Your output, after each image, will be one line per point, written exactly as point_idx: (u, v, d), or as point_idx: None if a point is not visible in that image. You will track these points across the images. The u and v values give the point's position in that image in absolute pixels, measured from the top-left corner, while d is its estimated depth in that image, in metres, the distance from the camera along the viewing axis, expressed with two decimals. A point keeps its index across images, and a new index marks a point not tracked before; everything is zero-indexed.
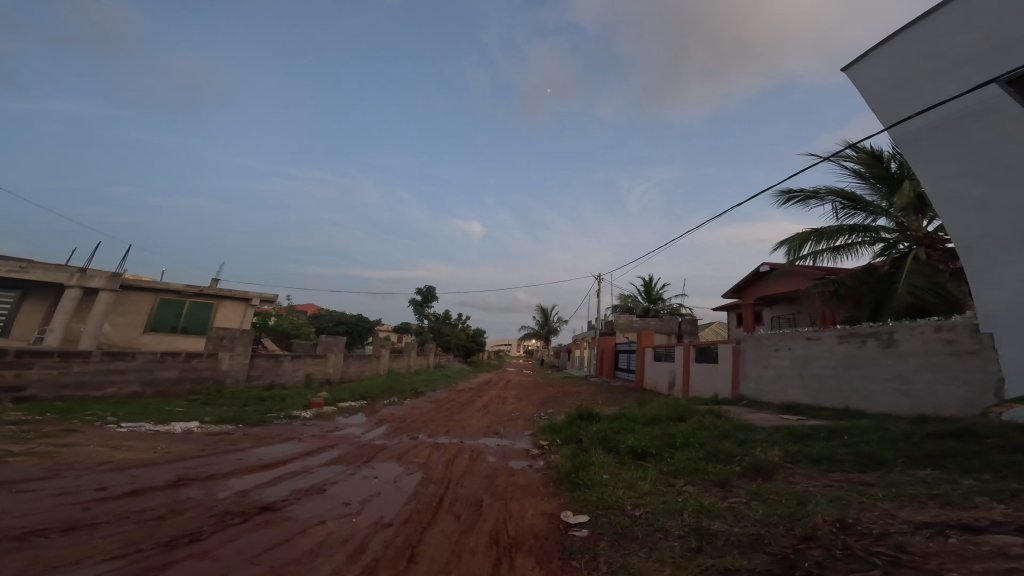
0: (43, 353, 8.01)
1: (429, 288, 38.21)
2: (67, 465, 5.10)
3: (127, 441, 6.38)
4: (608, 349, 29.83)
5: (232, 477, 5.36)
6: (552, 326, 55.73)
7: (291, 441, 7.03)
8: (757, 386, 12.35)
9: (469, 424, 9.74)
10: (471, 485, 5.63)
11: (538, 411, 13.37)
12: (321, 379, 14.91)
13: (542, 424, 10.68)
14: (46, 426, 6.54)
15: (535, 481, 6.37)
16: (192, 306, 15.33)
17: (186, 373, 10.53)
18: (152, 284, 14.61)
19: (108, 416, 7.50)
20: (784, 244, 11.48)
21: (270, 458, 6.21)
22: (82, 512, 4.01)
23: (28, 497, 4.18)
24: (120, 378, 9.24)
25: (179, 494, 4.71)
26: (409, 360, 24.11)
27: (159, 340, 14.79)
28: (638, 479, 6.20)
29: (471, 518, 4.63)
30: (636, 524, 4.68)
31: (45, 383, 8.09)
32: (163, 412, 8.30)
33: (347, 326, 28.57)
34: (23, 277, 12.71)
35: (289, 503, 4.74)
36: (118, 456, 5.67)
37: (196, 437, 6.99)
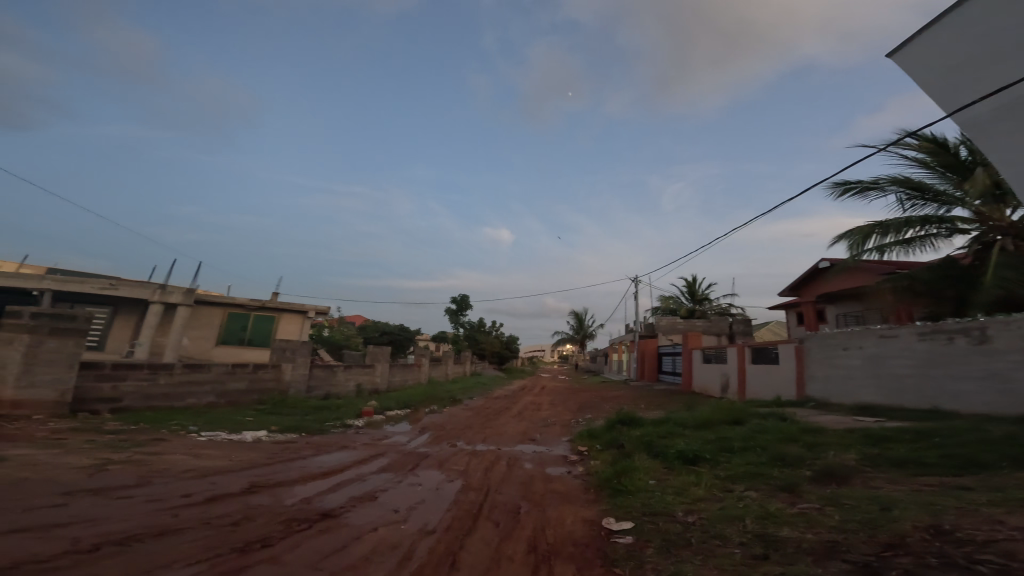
0: (136, 367, 8.95)
1: (463, 296, 38.81)
2: (157, 473, 5.70)
3: (206, 450, 7.02)
4: (650, 352, 29.07)
5: (296, 485, 5.76)
6: (589, 330, 54.89)
7: (346, 449, 7.45)
8: (824, 387, 11.63)
9: (504, 431, 9.84)
10: (509, 491, 5.70)
11: (573, 417, 13.22)
12: (370, 389, 15.59)
13: (579, 431, 10.53)
14: (138, 436, 7.30)
15: (572, 489, 6.34)
16: (256, 319, 16.54)
17: (253, 384, 11.38)
18: (222, 299, 15.93)
19: (189, 426, 8.27)
20: (844, 241, 10.77)
21: (329, 465, 6.57)
22: (171, 517, 4.49)
23: (128, 504, 4.72)
24: (197, 389, 10.15)
25: (251, 501, 5.14)
26: (447, 369, 24.58)
27: (228, 352, 16.05)
28: (689, 484, 6.03)
29: (509, 524, 4.70)
30: (689, 531, 4.56)
31: (136, 394, 8.99)
32: (234, 422, 9.02)
33: (390, 336, 29.55)
34: (113, 294, 14.26)
35: (346, 511, 5.05)
36: (199, 463, 6.25)
37: (263, 445, 7.54)
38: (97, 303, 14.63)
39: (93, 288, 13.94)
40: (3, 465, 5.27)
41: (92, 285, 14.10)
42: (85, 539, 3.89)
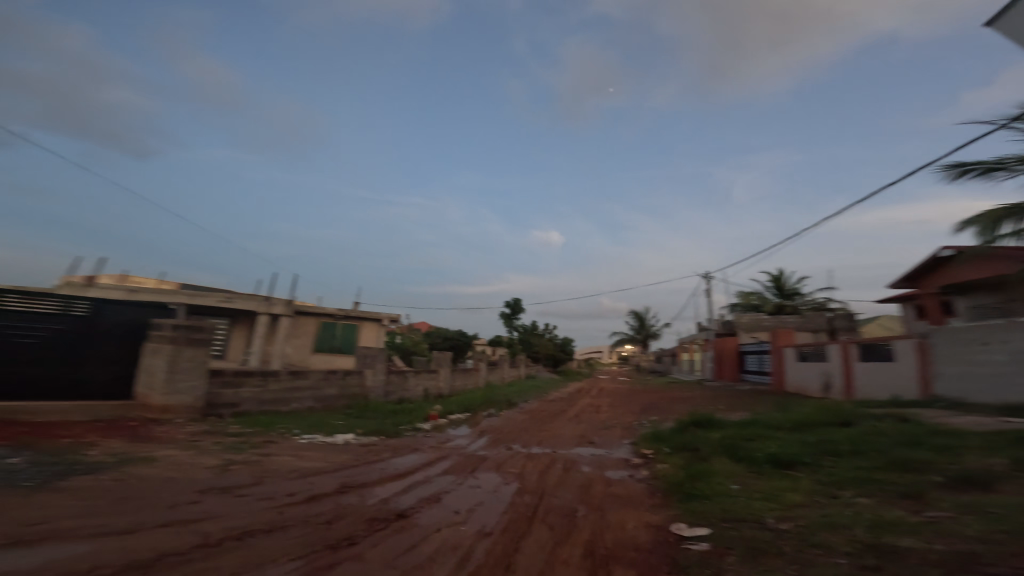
0: (251, 375, 10.08)
1: (517, 301, 39.00)
2: (267, 473, 6.51)
3: (308, 451, 7.82)
4: (726, 351, 27.23)
5: (377, 486, 6.12)
6: (654, 329, 52.73)
7: (415, 452, 7.89)
8: (958, 386, 10.90)
9: (561, 433, 9.83)
10: (564, 494, 5.67)
11: (636, 418, 12.86)
12: (436, 394, 16.41)
13: (642, 433, 10.17)
14: (254, 437, 8.31)
15: (635, 492, 6.13)
16: (343, 328, 18.26)
17: (343, 389, 12.44)
18: (313, 310, 17.67)
19: (291, 429, 9.24)
20: (969, 225, 9.13)
21: (404, 467, 6.79)
22: (277, 516, 5.19)
23: (248, 502, 5.46)
24: (298, 394, 11.25)
25: (341, 500, 5.66)
26: (503, 372, 25.09)
27: (323, 359, 17.86)
28: (784, 490, 5.58)
29: (564, 528, 4.68)
30: (782, 539, 4.21)
31: (252, 399, 10.12)
32: (327, 425, 9.95)
33: (452, 341, 30.56)
34: (229, 307, 16.38)
35: (417, 511, 5.31)
36: (300, 465, 6.98)
37: (349, 447, 8.24)
38: (219, 314, 16.68)
39: (214, 302, 16.02)
40: (157, 465, 6.30)
41: (213, 299, 16.22)
42: (210, 533, 4.61)
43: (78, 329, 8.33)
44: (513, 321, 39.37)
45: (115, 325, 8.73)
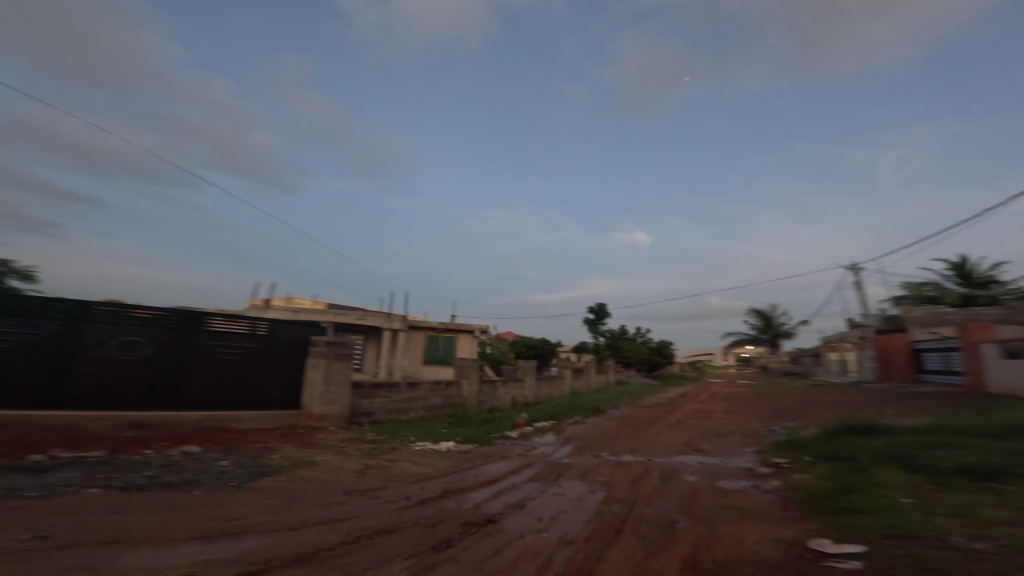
0: (383, 387, 10.50)
1: (601, 306, 37.29)
2: (395, 477, 6.91)
3: (423, 458, 8.12)
4: (896, 348, 22.82)
5: (471, 491, 6.16)
6: (780, 328, 45.96)
7: (504, 459, 7.86)
8: None
9: (661, 440, 8.92)
10: (662, 504, 5.01)
11: (763, 424, 11.07)
12: (522, 402, 16.41)
13: (770, 441, 8.64)
14: (382, 443, 8.75)
15: (755, 503, 5.15)
16: (445, 340, 19.64)
17: (446, 400, 12.62)
18: (422, 324, 19.28)
19: (408, 436, 9.54)
20: None
21: (491, 474, 6.90)
22: (398, 517, 5.49)
23: (377, 503, 5.93)
24: (414, 405, 11.49)
25: (445, 504, 5.78)
26: (589, 379, 24.05)
27: (431, 370, 19.33)
28: (975, 505, 4.22)
29: (660, 538, 4.12)
30: (977, 565, 3.13)
31: (383, 409, 10.52)
32: (433, 430, 10.34)
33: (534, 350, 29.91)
34: (361, 324, 18.45)
35: (503, 516, 5.16)
36: (418, 470, 7.25)
37: (451, 454, 8.50)
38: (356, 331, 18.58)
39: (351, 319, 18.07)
40: (317, 468, 7.07)
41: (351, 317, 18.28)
42: (345, 531, 5.10)
43: (262, 346, 9.17)
44: (597, 326, 37.48)
45: (287, 342, 9.51)
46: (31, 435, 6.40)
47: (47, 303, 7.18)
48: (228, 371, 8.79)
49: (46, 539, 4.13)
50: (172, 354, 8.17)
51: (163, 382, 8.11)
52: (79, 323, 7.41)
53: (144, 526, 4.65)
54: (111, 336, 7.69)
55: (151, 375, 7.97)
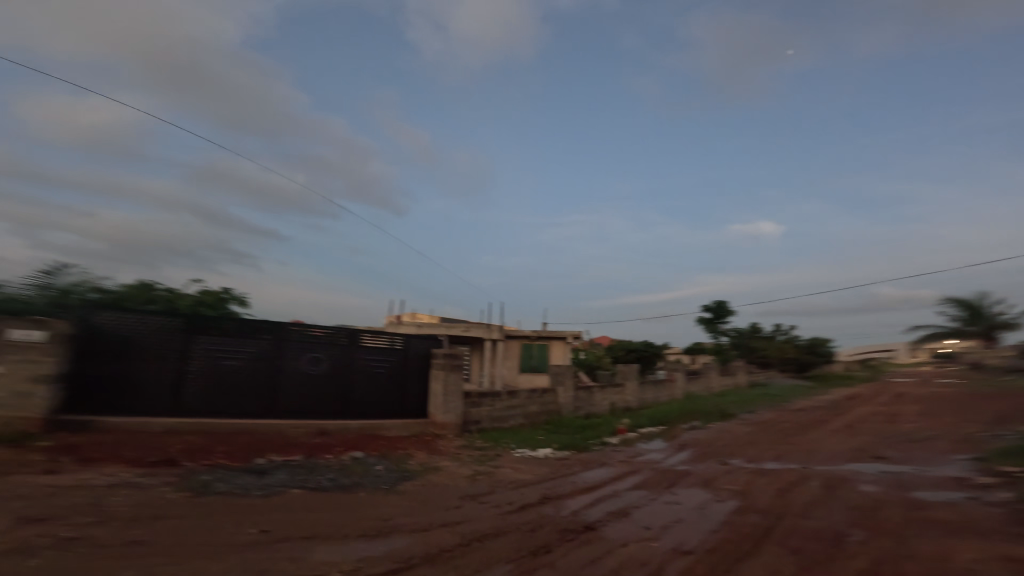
0: (487, 395, 10.59)
1: (723, 304, 32.76)
2: (500, 482, 6.74)
3: (523, 464, 7.88)
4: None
5: (568, 497, 5.72)
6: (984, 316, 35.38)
7: (603, 466, 7.18)
8: None
9: (826, 447, 7.08)
10: (827, 516, 3.86)
11: (972, 429, 8.21)
12: (623, 408, 15.07)
13: (988, 448, 6.27)
14: (487, 451, 8.70)
15: (975, 519, 3.67)
16: (538, 346, 19.72)
17: (543, 407, 12.17)
18: (518, 333, 19.69)
19: (509, 443, 9.39)
20: None
21: (590, 481, 6.32)
22: (502, 520, 5.29)
23: (485, 507, 5.79)
24: (514, 412, 11.31)
25: (542, 510, 5.40)
26: (709, 381, 21.61)
27: (528, 378, 19.55)
28: None
29: (820, 555, 3.14)
30: None
31: (487, 417, 10.60)
32: (529, 437, 10.02)
33: (637, 354, 27.71)
34: (465, 334, 19.41)
35: (604, 524, 4.61)
36: (519, 476, 7.02)
37: (548, 461, 8.10)
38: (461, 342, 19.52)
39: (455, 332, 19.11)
40: (442, 474, 7.23)
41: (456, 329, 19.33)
42: (459, 534, 5.05)
43: (397, 360, 9.91)
44: (721, 325, 33.46)
45: (416, 355, 10.17)
46: (259, 441, 7.74)
47: (249, 329, 8.41)
48: (374, 383, 9.61)
49: (263, 533, 4.88)
50: (339, 370, 9.22)
51: (332, 395, 9.13)
52: (269, 344, 8.57)
53: (322, 524, 5.30)
54: (291, 354, 8.79)
55: (319, 387, 8.98)
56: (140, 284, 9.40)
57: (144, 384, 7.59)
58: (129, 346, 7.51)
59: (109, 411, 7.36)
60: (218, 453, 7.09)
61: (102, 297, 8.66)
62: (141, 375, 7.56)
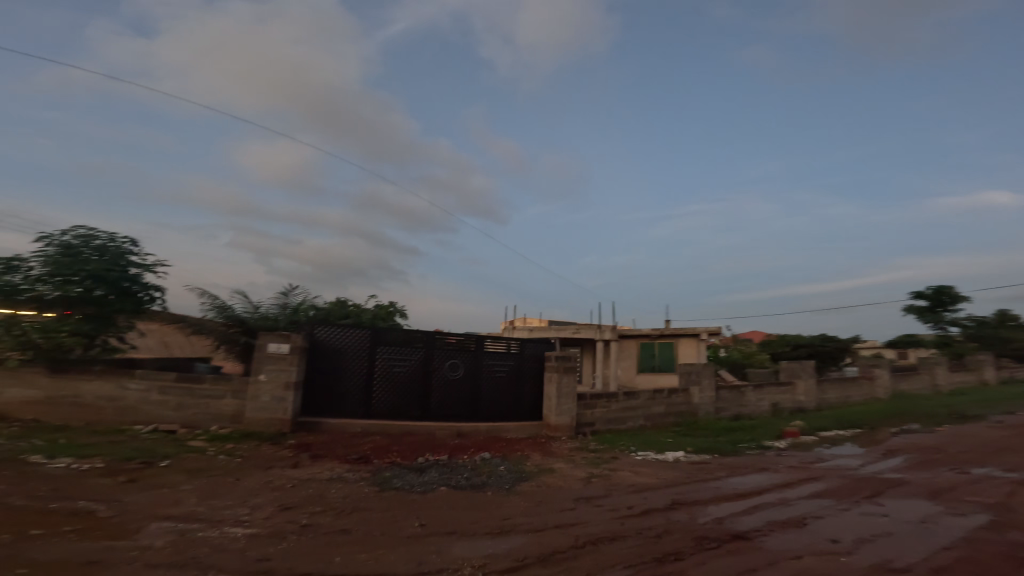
0: (602, 396, 10.02)
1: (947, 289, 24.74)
2: (615, 486, 6.19)
3: (645, 467, 7.15)
4: None
5: (711, 504, 4.97)
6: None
7: (766, 472, 6.11)
8: None
9: None
10: None
11: None
12: (793, 408, 13.03)
13: None
14: (602, 454, 8.07)
15: None
16: (661, 346, 18.70)
17: (671, 408, 11.12)
18: (634, 333, 18.92)
19: (628, 445, 8.61)
20: None
21: (745, 487, 5.47)
22: (620, 526, 4.78)
23: (600, 511, 5.31)
24: (633, 413, 10.57)
25: (671, 516, 4.80)
26: (933, 376, 17.67)
27: (649, 379, 18.78)
28: None
29: None
30: None
31: (602, 419, 10.06)
32: (656, 440, 9.03)
33: (810, 349, 24.00)
34: (576, 336, 19.34)
35: (763, 534, 3.94)
36: (640, 479, 6.40)
37: (682, 465, 7.22)
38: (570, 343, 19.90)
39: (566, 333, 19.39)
40: (556, 476, 6.84)
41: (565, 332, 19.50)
42: (574, 536, 4.75)
43: (516, 364, 10.11)
44: (950, 311, 25.16)
45: (533, 358, 10.28)
46: (415, 441, 8.50)
47: (407, 339, 9.38)
48: (505, 385, 10.00)
49: (422, 527, 5.25)
50: (471, 375, 9.73)
51: (467, 399, 9.68)
52: (422, 353, 9.44)
53: (460, 521, 5.45)
54: (437, 362, 9.53)
55: (462, 391, 9.62)
56: (339, 303, 12.09)
57: (347, 389, 9.13)
58: (335, 358, 9.12)
59: (328, 412, 9.05)
60: (393, 452, 8.00)
61: (320, 312, 11.40)
62: (340, 383, 9.10)
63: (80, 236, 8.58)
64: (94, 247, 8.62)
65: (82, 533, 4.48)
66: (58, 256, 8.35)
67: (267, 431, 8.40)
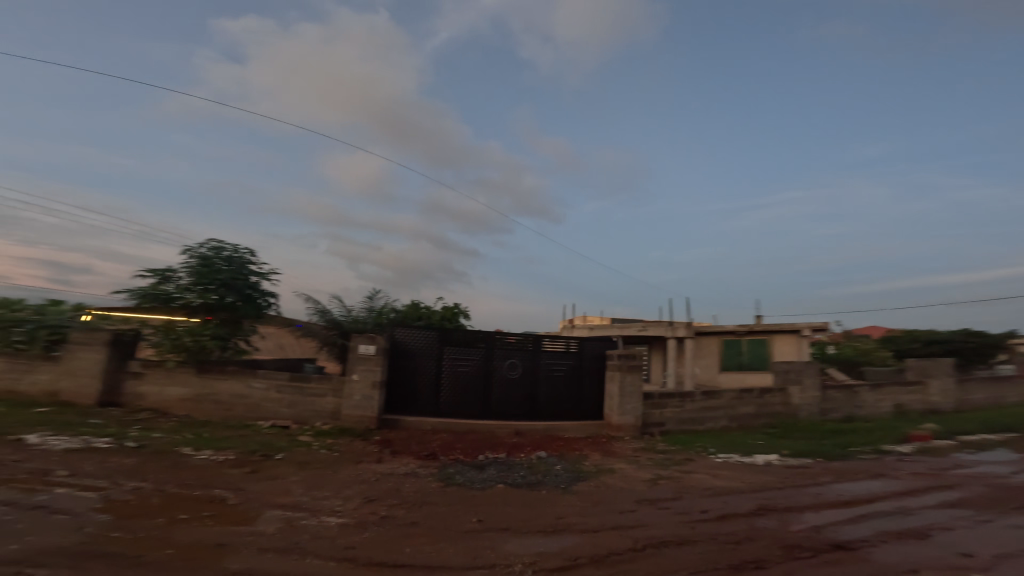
0: (673, 396, 9.28)
1: None
2: (686, 489, 5.60)
3: (724, 470, 6.40)
4: None
5: (807, 511, 4.60)
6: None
7: (881, 478, 5.78)
8: None
9: None
10: None
11: None
12: (922, 410, 11.69)
13: None
14: (674, 454, 7.44)
15: None
16: (749, 343, 17.16)
17: (761, 409, 10.02)
18: (714, 330, 17.50)
19: (705, 447, 7.85)
20: None
21: (853, 495, 5.05)
22: (691, 530, 4.36)
23: (666, 514, 4.84)
24: (713, 414, 9.64)
25: (756, 522, 4.42)
26: None
27: (733, 378, 17.36)
28: None
29: None
30: None
31: (674, 419, 9.31)
32: (745, 443, 8.08)
33: (949, 347, 20.22)
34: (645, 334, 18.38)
35: (871, 545, 3.81)
36: (719, 483, 5.75)
37: (775, 469, 6.48)
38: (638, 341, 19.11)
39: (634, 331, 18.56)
40: (616, 476, 6.38)
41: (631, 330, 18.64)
42: (632, 538, 4.32)
43: (574, 363, 9.82)
44: None
45: (591, 357, 9.94)
46: (474, 438, 8.59)
47: (470, 339, 9.55)
48: (562, 384, 9.75)
49: (479, 522, 5.19)
50: (529, 374, 9.60)
51: (526, 398, 9.56)
52: (482, 353, 9.54)
53: (516, 518, 5.29)
54: (496, 361, 9.57)
55: (524, 390, 9.53)
56: (412, 306, 12.88)
57: (422, 388, 9.52)
58: (410, 358, 9.58)
59: (406, 410, 9.50)
60: (457, 449, 8.13)
61: (396, 318, 12.13)
62: (411, 382, 9.51)
63: (213, 249, 10.27)
64: (224, 258, 10.27)
65: (213, 519, 5.02)
66: (199, 267, 10.06)
67: (359, 427, 9.05)
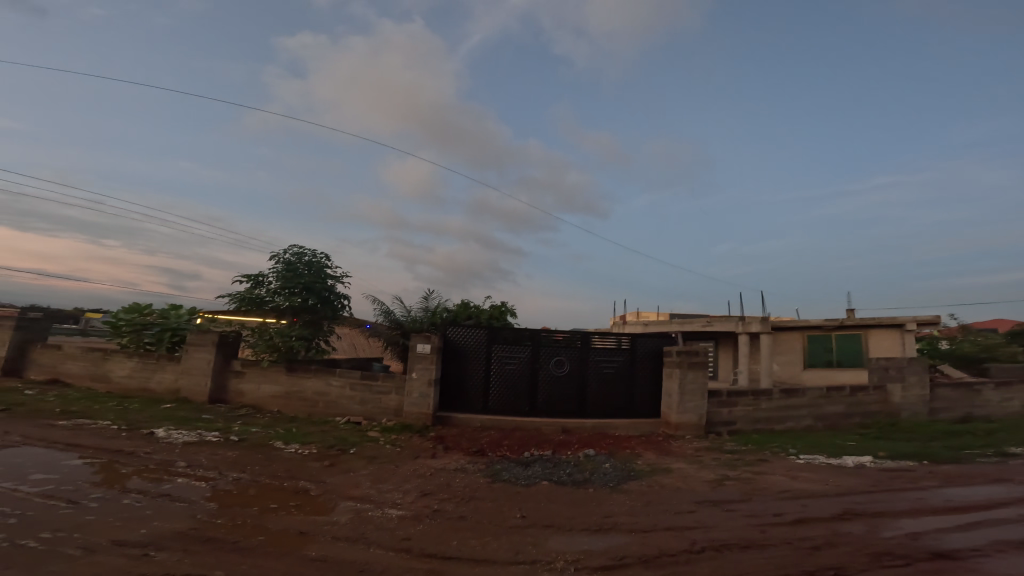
0: (743, 393, 8.44)
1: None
2: (757, 491, 5.02)
3: (805, 473, 5.62)
4: None
5: (905, 517, 4.10)
6: None
7: (1007, 485, 5.07)
8: None
9: None
10: None
11: None
12: None
13: None
14: (744, 454, 6.73)
15: None
16: (840, 339, 15.29)
17: (855, 408, 8.82)
18: (796, 324, 15.76)
19: (784, 447, 7.01)
20: None
21: (965, 502, 4.47)
22: (759, 532, 3.91)
23: (730, 515, 4.36)
24: (794, 413, 8.61)
25: (839, 526, 3.95)
26: None
27: (821, 376, 15.52)
28: None
29: None
30: None
31: (746, 417, 8.47)
32: (834, 444, 7.14)
33: None
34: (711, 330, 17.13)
35: (987, 556, 3.37)
36: (800, 486, 5.08)
37: (869, 472, 5.65)
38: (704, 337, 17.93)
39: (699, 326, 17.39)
40: (673, 475, 5.91)
41: (696, 325, 17.48)
42: (690, 539, 3.94)
43: (627, 361, 9.40)
44: None
45: (645, 354, 9.46)
46: (522, 436, 8.46)
47: (518, 337, 9.51)
48: (614, 382, 9.38)
49: (523, 518, 5.03)
50: (579, 372, 9.35)
51: (577, 396, 9.29)
52: (530, 351, 9.46)
53: (559, 515, 5.06)
54: (544, 359, 9.43)
55: (574, 388, 9.29)
56: (462, 305, 13.17)
57: (476, 385, 9.60)
58: (460, 356, 9.70)
59: (458, 408, 9.63)
60: (504, 446, 8.07)
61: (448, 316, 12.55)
62: (462, 379, 9.65)
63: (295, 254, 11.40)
64: (305, 263, 11.39)
65: (298, 509, 5.41)
66: (284, 271, 11.23)
67: (418, 424, 9.32)
